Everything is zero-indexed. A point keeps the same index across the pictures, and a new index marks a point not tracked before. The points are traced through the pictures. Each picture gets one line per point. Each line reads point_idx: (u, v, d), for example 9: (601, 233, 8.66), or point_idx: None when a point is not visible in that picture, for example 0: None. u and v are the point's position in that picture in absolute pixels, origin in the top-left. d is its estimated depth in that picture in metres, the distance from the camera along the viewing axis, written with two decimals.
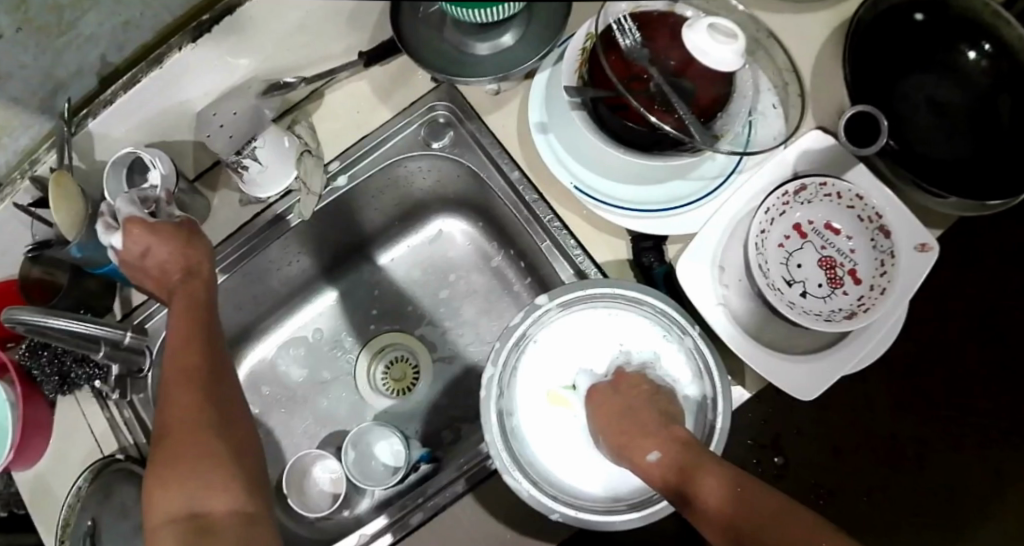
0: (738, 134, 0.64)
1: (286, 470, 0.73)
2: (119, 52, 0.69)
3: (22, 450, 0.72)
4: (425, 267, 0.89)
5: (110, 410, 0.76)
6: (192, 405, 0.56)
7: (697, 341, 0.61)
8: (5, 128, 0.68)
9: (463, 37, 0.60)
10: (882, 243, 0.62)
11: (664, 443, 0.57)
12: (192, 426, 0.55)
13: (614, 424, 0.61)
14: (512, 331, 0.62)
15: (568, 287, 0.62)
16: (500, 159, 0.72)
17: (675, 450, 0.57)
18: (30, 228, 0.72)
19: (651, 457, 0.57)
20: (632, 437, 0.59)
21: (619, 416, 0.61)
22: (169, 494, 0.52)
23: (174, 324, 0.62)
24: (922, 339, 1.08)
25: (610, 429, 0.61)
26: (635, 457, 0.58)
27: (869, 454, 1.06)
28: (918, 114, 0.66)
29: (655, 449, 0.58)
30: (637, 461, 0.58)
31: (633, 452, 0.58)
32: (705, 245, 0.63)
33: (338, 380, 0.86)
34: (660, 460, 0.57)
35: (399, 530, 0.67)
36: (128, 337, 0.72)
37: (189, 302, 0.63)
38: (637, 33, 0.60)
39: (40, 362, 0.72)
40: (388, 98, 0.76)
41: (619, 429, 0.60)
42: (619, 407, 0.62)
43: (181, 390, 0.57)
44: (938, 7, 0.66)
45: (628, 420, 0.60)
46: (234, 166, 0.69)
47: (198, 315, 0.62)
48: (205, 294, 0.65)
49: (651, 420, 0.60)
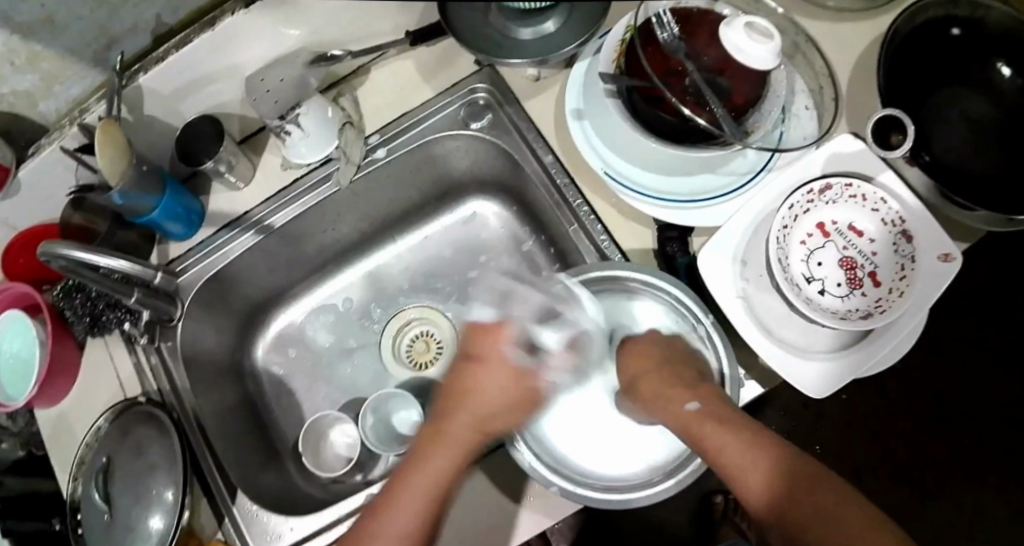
0: (771, 131, 0.65)
1: (303, 432, 0.79)
2: (174, 14, 0.71)
3: (46, 388, 0.75)
4: (456, 246, 0.91)
5: (137, 355, 0.78)
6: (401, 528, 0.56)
7: (710, 329, 0.63)
8: (59, 76, 0.70)
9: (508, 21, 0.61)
10: (903, 248, 0.63)
11: (710, 402, 0.58)
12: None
13: (654, 376, 0.62)
14: (529, 303, 0.65)
15: (588, 268, 0.64)
16: (536, 143, 0.74)
17: (711, 405, 0.58)
18: (74, 172, 0.75)
19: (687, 407, 0.59)
20: (673, 393, 0.60)
21: (657, 372, 0.62)
22: None
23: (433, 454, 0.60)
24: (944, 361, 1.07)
25: (648, 381, 0.62)
26: (673, 409, 0.59)
27: (880, 472, 1.07)
28: (951, 128, 0.66)
29: (693, 399, 0.59)
30: (672, 409, 0.59)
31: (669, 402, 0.60)
32: (729, 239, 0.64)
33: (364, 348, 0.90)
34: (698, 412, 0.58)
35: None
36: (157, 279, 0.74)
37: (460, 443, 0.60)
38: (676, 27, 0.62)
39: (73, 304, 0.76)
40: (431, 78, 0.78)
41: (656, 384, 0.62)
42: (657, 363, 0.62)
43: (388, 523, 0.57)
44: (976, 22, 0.66)
45: (669, 374, 0.61)
46: (277, 131, 0.73)
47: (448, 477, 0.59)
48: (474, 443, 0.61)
49: (695, 380, 0.60)
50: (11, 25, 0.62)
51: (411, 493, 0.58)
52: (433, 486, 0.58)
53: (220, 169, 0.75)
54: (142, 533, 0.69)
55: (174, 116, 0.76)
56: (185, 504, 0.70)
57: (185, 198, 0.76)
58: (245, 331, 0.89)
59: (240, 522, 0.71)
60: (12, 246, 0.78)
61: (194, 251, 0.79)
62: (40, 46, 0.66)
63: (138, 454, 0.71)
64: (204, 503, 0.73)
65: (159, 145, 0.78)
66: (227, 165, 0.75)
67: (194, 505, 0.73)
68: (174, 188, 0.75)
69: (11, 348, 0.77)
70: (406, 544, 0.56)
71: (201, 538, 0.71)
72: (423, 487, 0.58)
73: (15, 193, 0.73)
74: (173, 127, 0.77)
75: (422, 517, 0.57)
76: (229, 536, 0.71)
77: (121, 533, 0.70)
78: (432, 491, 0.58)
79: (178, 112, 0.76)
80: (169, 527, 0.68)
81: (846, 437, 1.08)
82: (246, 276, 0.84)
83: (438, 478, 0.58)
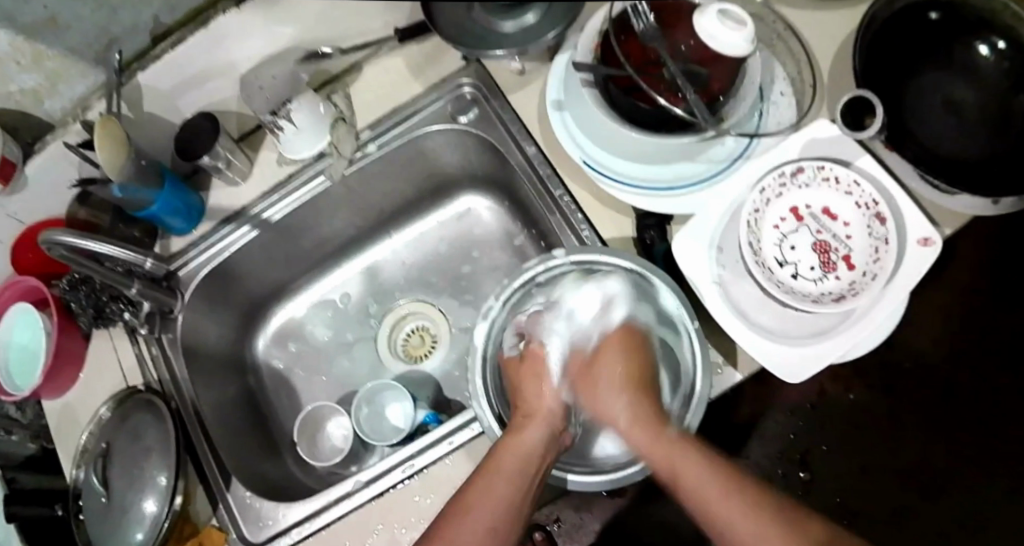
0: (748, 119, 0.67)
1: (302, 419, 0.81)
2: (171, 14, 0.74)
3: (52, 378, 0.78)
4: (452, 241, 0.92)
5: (139, 345, 0.80)
6: (509, 487, 0.62)
7: (693, 336, 0.61)
8: (63, 76, 0.74)
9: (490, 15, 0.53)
10: (877, 230, 0.64)
11: (677, 430, 0.60)
12: (485, 510, 0.61)
13: (618, 394, 0.65)
14: (521, 272, 0.67)
15: (586, 249, 0.65)
16: (520, 136, 0.75)
17: (691, 437, 0.60)
18: (77, 167, 0.78)
19: (670, 433, 0.60)
20: (641, 427, 0.62)
21: (615, 384, 0.65)
22: (449, 532, 0.60)
23: (527, 431, 0.64)
24: (963, 361, 1.02)
25: (611, 405, 0.65)
26: (654, 435, 0.60)
27: (903, 477, 0.99)
28: (932, 112, 0.66)
29: (674, 428, 0.61)
30: (657, 432, 0.60)
31: (653, 426, 0.61)
32: (704, 225, 0.66)
33: (362, 341, 0.92)
34: (681, 438, 0.60)
35: (406, 469, 0.70)
36: (149, 265, 0.75)
37: (544, 436, 0.64)
38: (652, 15, 0.60)
39: (78, 296, 0.78)
40: (420, 74, 0.80)
41: (621, 408, 0.64)
42: (619, 377, 0.65)
43: (497, 477, 0.62)
44: (954, 7, 0.66)
45: (631, 381, 0.65)
46: (270, 127, 0.75)
47: (542, 451, 0.64)
48: (552, 436, 0.66)
49: (660, 411, 0.63)
50: (16, 25, 0.65)
51: (497, 493, 0.61)
52: (521, 492, 0.62)
53: (218, 166, 0.77)
54: (136, 516, 0.71)
55: (174, 114, 0.79)
56: (177, 489, 0.72)
57: (185, 195, 0.78)
58: (247, 325, 0.91)
59: (234, 508, 0.73)
60: (20, 242, 0.81)
61: (194, 245, 0.82)
62: (44, 46, 0.69)
63: (135, 440, 0.74)
64: (199, 489, 0.74)
65: (160, 142, 0.81)
66: (225, 161, 0.78)
67: (189, 491, 0.74)
68: (173, 184, 0.76)
69: (20, 340, 0.80)
70: (510, 498, 0.62)
71: (196, 523, 0.73)
72: (516, 489, 0.62)
73: (21, 189, 0.76)
74: (173, 125, 0.80)
75: (513, 498, 0.62)
76: (223, 522, 0.72)
77: (117, 516, 0.72)
78: (532, 460, 0.63)
79: (177, 109, 0.79)
80: (161, 510, 0.70)
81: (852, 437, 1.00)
82: (245, 273, 0.86)
83: (523, 482, 0.62)
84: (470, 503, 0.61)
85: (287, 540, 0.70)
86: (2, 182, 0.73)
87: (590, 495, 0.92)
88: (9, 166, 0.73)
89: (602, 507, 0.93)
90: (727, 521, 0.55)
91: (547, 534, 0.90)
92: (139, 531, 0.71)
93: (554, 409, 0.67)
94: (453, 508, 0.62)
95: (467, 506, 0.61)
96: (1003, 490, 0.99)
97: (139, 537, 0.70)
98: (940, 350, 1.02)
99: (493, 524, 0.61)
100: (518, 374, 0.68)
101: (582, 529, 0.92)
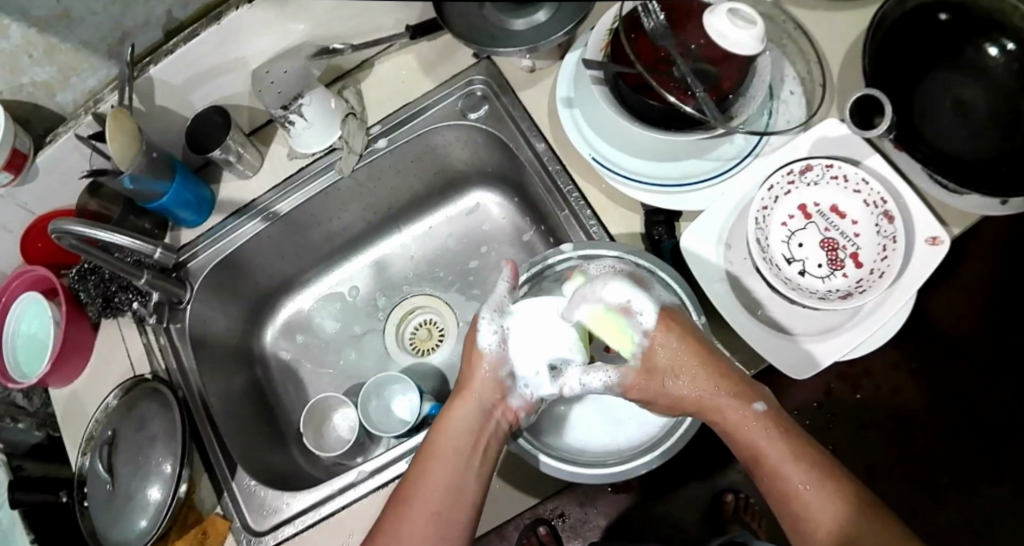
0: (758, 118, 0.68)
1: (310, 412, 0.81)
2: (184, 9, 0.74)
3: (59, 368, 0.78)
4: (459, 236, 0.92)
5: (147, 335, 0.80)
6: (439, 465, 0.63)
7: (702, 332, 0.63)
8: (76, 68, 0.74)
9: (501, 13, 0.53)
10: (885, 229, 0.64)
11: (765, 404, 0.61)
12: (419, 492, 0.62)
13: (689, 375, 0.62)
14: (528, 264, 0.67)
15: (594, 243, 0.65)
16: (529, 131, 0.75)
17: (777, 413, 0.61)
18: (88, 159, 0.78)
19: (756, 406, 0.61)
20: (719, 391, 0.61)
21: (684, 369, 0.62)
22: (390, 518, 0.61)
23: (455, 411, 0.65)
24: (971, 365, 1.02)
25: (679, 389, 0.63)
26: (742, 406, 0.61)
27: (906, 479, 1.00)
28: (940, 112, 0.66)
29: (761, 400, 0.61)
30: (743, 404, 0.61)
31: (738, 399, 0.61)
32: (711, 222, 0.66)
33: (370, 333, 0.92)
34: (766, 413, 0.60)
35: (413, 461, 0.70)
36: (158, 253, 0.74)
37: (474, 414, 0.65)
38: (660, 14, 0.59)
39: (88, 286, 0.78)
40: (431, 71, 0.81)
41: (695, 389, 0.62)
42: (687, 362, 0.62)
43: (432, 459, 0.63)
44: (964, 7, 0.66)
45: (698, 361, 0.61)
46: (281, 121, 0.75)
47: (472, 428, 0.64)
48: (485, 415, 0.65)
49: (741, 385, 0.61)
50: (30, 17, 0.66)
51: (432, 478, 0.62)
52: (460, 468, 0.63)
53: (229, 159, 0.78)
54: (141, 503, 0.72)
55: (185, 107, 0.79)
56: (182, 476, 0.72)
57: (196, 187, 0.79)
58: (255, 317, 0.91)
59: (239, 497, 0.73)
60: (30, 231, 0.82)
61: (202, 238, 0.82)
62: (57, 39, 0.70)
63: (140, 428, 0.74)
64: (204, 478, 0.75)
65: (171, 134, 0.81)
66: (236, 155, 0.78)
67: (195, 480, 0.75)
68: (184, 176, 0.77)
69: (28, 328, 0.80)
70: (445, 475, 0.62)
71: (201, 511, 0.73)
72: (454, 466, 0.63)
73: (32, 180, 0.76)
74: (185, 118, 0.80)
75: (452, 477, 0.62)
76: (228, 511, 0.73)
77: (121, 505, 0.72)
78: (461, 436, 0.64)
79: (189, 103, 0.79)
80: (166, 498, 0.71)
81: (856, 438, 1.00)
82: (254, 264, 0.86)
83: (458, 460, 0.63)
84: (412, 490, 0.62)
85: (290, 529, 0.71)
86: (12, 172, 0.73)
87: (595, 491, 0.98)
88: (21, 156, 0.73)
89: (608, 504, 0.99)
90: (805, 505, 0.57)
91: (552, 529, 0.97)
92: (144, 518, 0.71)
93: (488, 383, 0.66)
94: (398, 497, 0.62)
95: (409, 493, 0.62)
96: (1007, 494, 0.98)
97: (144, 523, 0.71)
98: (945, 352, 1.02)
99: (439, 505, 0.61)
100: (470, 351, 0.67)
101: (588, 524, 0.98)
